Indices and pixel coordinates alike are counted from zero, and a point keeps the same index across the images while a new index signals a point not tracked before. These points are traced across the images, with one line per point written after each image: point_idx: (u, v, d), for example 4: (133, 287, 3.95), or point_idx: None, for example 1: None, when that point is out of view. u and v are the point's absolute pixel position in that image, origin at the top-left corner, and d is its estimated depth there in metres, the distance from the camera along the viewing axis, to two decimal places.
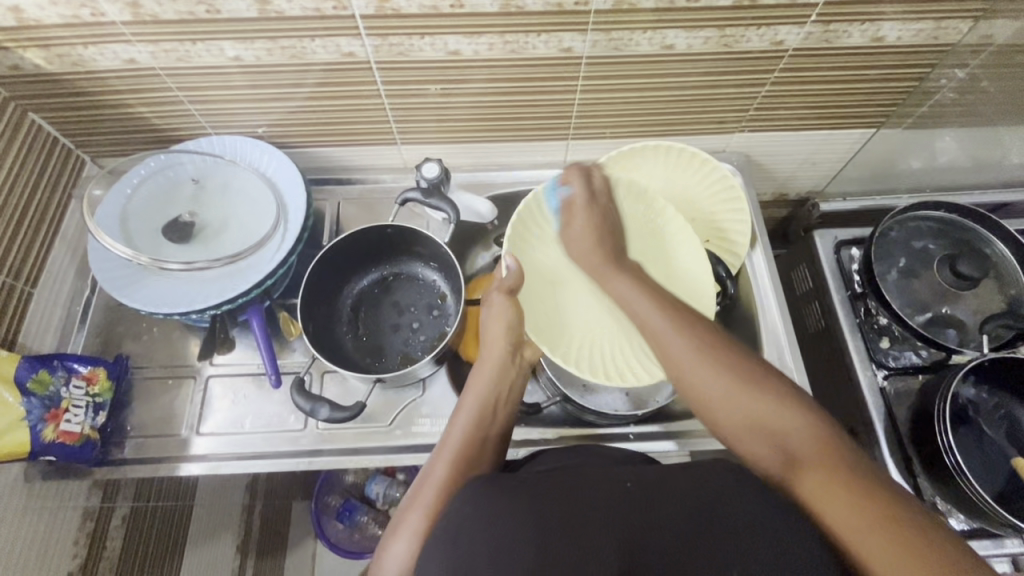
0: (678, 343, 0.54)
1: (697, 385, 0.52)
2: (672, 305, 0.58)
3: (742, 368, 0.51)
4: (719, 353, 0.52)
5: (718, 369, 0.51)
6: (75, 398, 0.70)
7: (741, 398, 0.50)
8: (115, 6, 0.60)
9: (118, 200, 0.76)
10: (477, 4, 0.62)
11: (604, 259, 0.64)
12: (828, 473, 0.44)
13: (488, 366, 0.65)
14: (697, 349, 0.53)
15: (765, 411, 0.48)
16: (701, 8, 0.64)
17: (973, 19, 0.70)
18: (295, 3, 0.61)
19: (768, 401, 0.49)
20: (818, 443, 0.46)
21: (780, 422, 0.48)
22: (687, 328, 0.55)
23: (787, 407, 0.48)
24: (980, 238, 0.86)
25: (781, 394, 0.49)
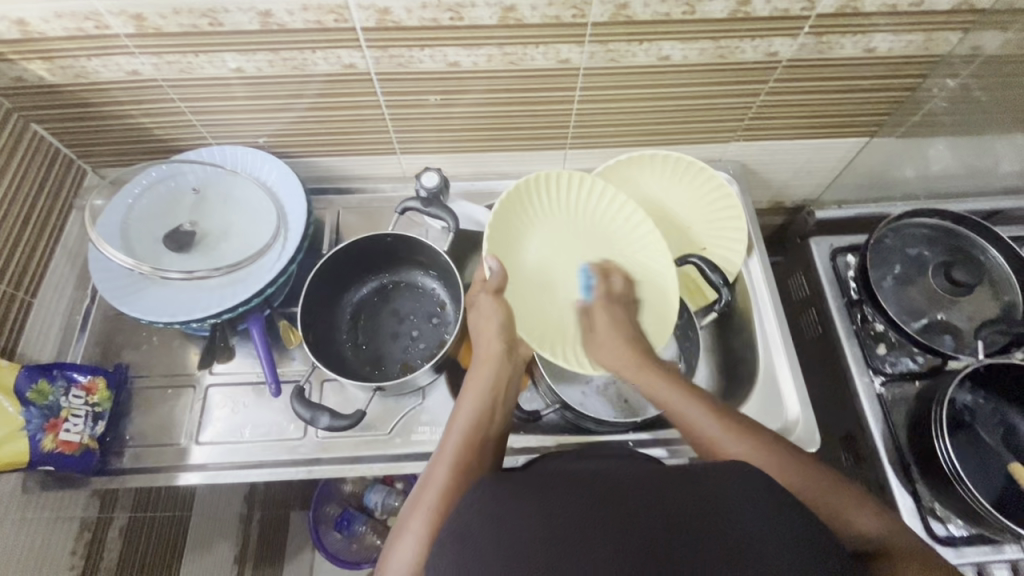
0: (740, 446, 0.55)
1: (769, 482, 0.54)
2: (714, 403, 0.59)
3: (791, 458, 0.54)
4: (774, 444, 0.55)
5: (792, 465, 0.53)
6: (74, 407, 0.70)
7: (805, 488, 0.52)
8: (119, 19, 0.61)
9: (119, 210, 0.76)
10: (476, 17, 0.63)
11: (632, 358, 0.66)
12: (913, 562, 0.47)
13: (486, 365, 0.66)
14: (746, 445, 0.55)
15: (836, 508, 0.52)
16: (696, 21, 0.65)
17: (963, 31, 0.72)
18: (297, 16, 0.62)
19: (840, 500, 0.52)
20: (893, 537, 0.49)
21: (847, 515, 0.51)
22: (744, 431, 0.56)
23: (858, 505, 0.52)
24: (973, 245, 0.87)
25: (850, 495, 0.52)
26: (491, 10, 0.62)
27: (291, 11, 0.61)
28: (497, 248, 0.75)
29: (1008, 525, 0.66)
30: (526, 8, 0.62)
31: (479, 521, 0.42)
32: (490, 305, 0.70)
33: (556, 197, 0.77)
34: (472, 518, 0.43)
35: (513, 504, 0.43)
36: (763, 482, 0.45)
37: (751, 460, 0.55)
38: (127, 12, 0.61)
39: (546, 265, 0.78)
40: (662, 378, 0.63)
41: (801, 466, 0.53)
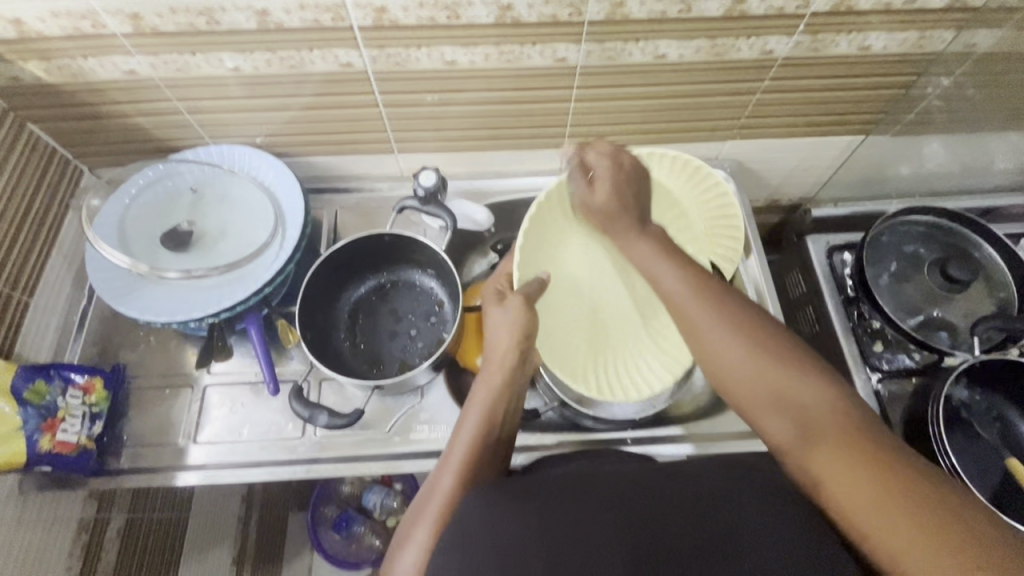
0: (703, 311, 0.52)
1: (720, 355, 0.50)
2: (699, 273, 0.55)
3: (763, 334, 0.50)
4: (742, 315, 0.51)
5: (740, 331, 0.50)
6: (72, 407, 0.70)
7: (763, 365, 0.48)
8: (116, 18, 0.61)
9: (116, 210, 0.76)
10: (473, 16, 0.63)
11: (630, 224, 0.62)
12: (846, 441, 0.43)
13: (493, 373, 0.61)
14: (715, 312, 0.52)
15: (781, 380, 0.47)
16: (692, 19, 0.66)
17: (956, 29, 0.72)
18: (294, 15, 0.62)
19: (785, 369, 0.48)
20: (839, 414, 0.45)
21: (802, 397, 0.46)
22: (712, 300, 0.53)
23: (805, 376, 0.47)
24: (969, 242, 0.88)
25: (802, 364, 0.48)
26: (488, 8, 0.62)
27: (288, 10, 0.61)
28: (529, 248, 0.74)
29: (1004, 519, 0.67)
30: (523, 7, 0.62)
31: (477, 524, 0.42)
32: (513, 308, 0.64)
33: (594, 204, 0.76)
34: (472, 521, 0.43)
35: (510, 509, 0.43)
36: (763, 480, 0.45)
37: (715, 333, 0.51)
38: (124, 12, 0.61)
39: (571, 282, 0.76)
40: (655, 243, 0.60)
41: (761, 337, 0.50)
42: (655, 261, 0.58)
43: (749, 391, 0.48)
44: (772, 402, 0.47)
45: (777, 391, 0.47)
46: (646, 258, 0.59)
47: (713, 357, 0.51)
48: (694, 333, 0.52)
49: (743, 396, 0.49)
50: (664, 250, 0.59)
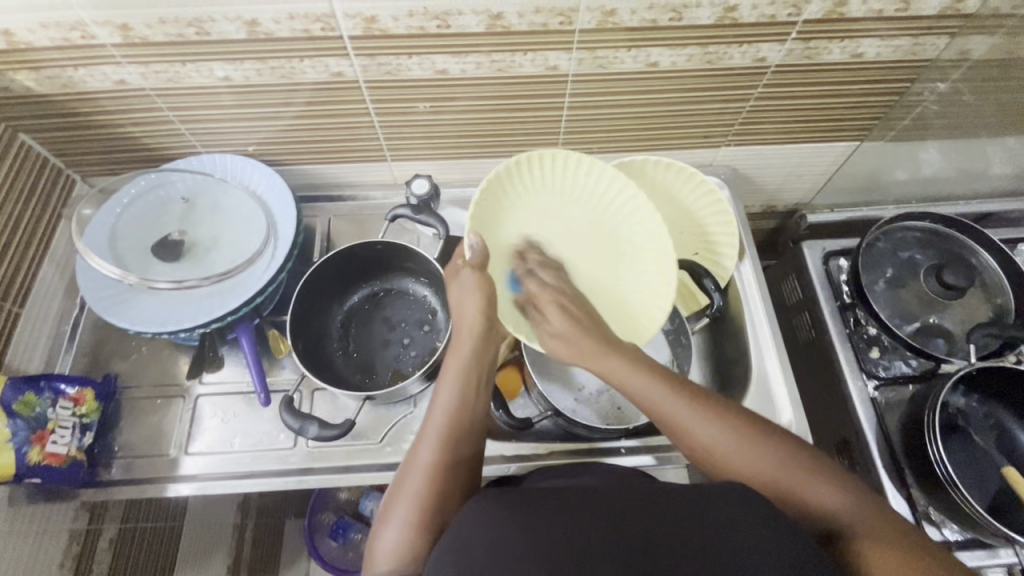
0: (722, 441, 0.54)
1: (733, 469, 0.53)
2: (695, 391, 0.57)
3: (767, 441, 0.54)
4: (748, 433, 0.54)
5: (750, 444, 0.53)
6: (62, 418, 0.69)
7: (779, 479, 0.52)
8: (105, 29, 0.61)
9: (107, 219, 0.76)
10: (463, 25, 0.63)
11: (595, 340, 0.62)
12: (874, 537, 0.47)
13: (465, 340, 0.63)
14: (722, 431, 0.54)
15: (803, 486, 0.51)
16: (683, 28, 0.65)
17: (949, 35, 0.72)
18: (284, 24, 0.62)
19: (795, 473, 0.52)
20: (855, 511, 0.50)
21: (813, 500, 0.51)
22: (716, 413, 0.55)
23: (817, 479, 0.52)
24: (964, 247, 0.88)
25: (811, 469, 0.52)
26: (478, 17, 0.62)
27: (278, 20, 0.61)
28: (479, 226, 0.70)
29: (1001, 530, 0.66)
30: (514, 16, 0.62)
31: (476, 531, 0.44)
32: (469, 280, 0.64)
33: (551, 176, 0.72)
34: (472, 531, 0.44)
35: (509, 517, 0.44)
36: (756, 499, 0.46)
37: (725, 446, 0.54)
38: (114, 22, 0.60)
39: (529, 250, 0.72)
40: (626, 359, 0.60)
41: (771, 449, 0.53)
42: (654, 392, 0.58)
43: (778, 503, 0.52)
44: (793, 504, 0.51)
45: (797, 496, 0.51)
46: (637, 381, 0.58)
47: (728, 470, 0.54)
48: (718, 465, 0.54)
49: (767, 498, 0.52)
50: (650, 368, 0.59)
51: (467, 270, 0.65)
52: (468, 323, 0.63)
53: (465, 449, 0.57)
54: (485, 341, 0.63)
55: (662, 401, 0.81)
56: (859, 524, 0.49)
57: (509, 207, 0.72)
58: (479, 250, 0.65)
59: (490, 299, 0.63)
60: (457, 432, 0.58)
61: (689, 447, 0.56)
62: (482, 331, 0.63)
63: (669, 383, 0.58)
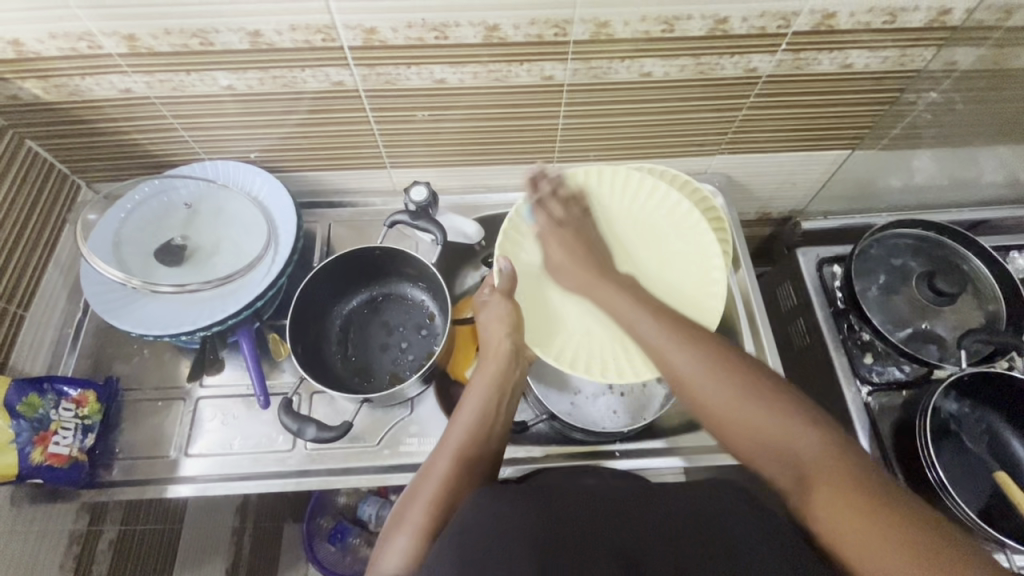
0: (696, 368, 0.55)
1: (705, 401, 0.54)
2: (678, 321, 0.59)
3: (743, 375, 0.54)
4: (731, 360, 0.55)
5: (721, 375, 0.54)
6: (64, 420, 0.70)
7: (743, 409, 0.52)
8: (112, 39, 0.63)
9: (111, 224, 0.77)
10: (460, 36, 0.65)
11: (591, 273, 0.67)
12: (833, 481, 0.47)
13: (491, 366, 0.68)
14: (698, 361, 0.55)
15: (779, 429, 0.51)
16: (675, 39, 0.67)
17: (936, 47, 0.73)
18: (286, 36, 0.63)
19: (762, 400, 0.52)
20: (837, 466, 0.48)
21: (787, 436, 0.50)
22: (691, 347, 0.57)
23: (794, 424, 0.50)
24: (956, 254, 0.89)
25: (786, 405, 0.52)
26: (475, 29, 0.64)
27: (280, 31, 0.63)
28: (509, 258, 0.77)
29: (991, 533, 0.67)
30: (509, 27, 0.64)
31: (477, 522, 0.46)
32: (496, 305, 0.72)
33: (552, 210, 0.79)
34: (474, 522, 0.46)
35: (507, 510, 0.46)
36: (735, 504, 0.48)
37: (700, 380, 0.55)
38: (120, 33, 0.62)
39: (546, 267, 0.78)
40: (623, 293, 0.64)
41: (765, 390, 0.53)
42: (655, 338, 0.59)
43: (741, 437, 0.52)
44: (753, 439, 0.52)
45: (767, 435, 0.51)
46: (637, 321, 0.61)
47: (695, 393, 0.55)
48: (692, 385, 0.55)
49: (723, 424, 0.53)
50: (641, 302, 0.62)
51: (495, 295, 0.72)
52: (497, 349, 0.69)
53: (477, 469, 0.60)
54: (513, 360, 0.69)
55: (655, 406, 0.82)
56: (823, 469, 0.48)
57: (532, 235, 0.78)
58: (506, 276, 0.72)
59: (515, 325, 0.70)
60: (471, 449, 0.61)
61: (666, 371, 0.58)
62: (509, 355, 0.69)
63: (652, 317, 0.60)
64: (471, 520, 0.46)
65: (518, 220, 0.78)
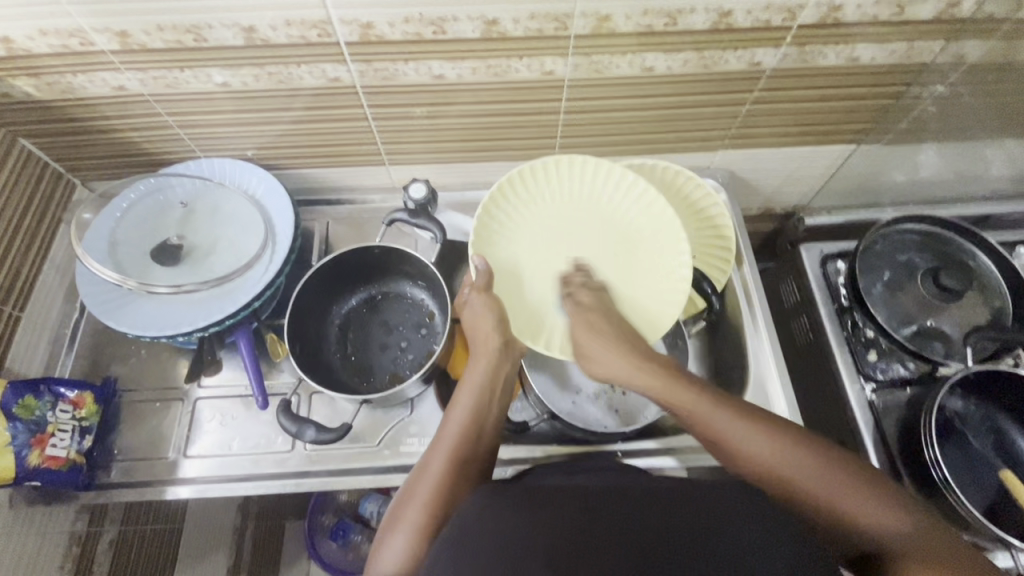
0: (768, 443, 0.56)
1: (788, 482, 0.55)
2: (737, 401, 0.60)
3: (818, 455, 0.56)
4: (783, 438, 0.57)
5: (800, 455, 0.55)
6: (61, 422, 0.70)
7: (829, 488, 0.54)
8: (104, 36, 0.62)
9: (106, 223, 0.76)
10: (459, 31, 0.63)
11: (626, 356, 0.65)
12: (924, 558, 0.48)
13: (479, 365, 0.67)
14: (775, 447, 0.56)
15: (852, 498, 0.53)
16: (677, 33, 0.66)
17: (944, 40, 0.72)
18: (281, 31, 0.62)
19: (841, 484, 0.54)
20: (924, 542, 0.50)
21: (869, 514, 0.52)
22: (763, 428, 0.57)
23: (860, 490, 0.53)
24: (963, 251, 0.88)
25: (863, 485, 0.54)
26: (473, 24, 0.63)
27: (275, 26, 0.61)
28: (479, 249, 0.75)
29: (996, 533, 0.66)
30: (508, 22, 0.62)
31: (476, 523, 0.46)
32: (477, 303, 0.71)
33: (522, 197, 0.76)
34: (473, 525, 0.46)
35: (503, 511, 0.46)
36: (742, 503, 0.47)
37: (778, 460, 0.56)
38: (112, 29, 0.61)
39: (519, 259, 0.76)
40: (671, 370, 0.64)
41: (834, 467, 0.55)
42: (710, 410, 0.59)
43: (805, 501, 0.54)
44: (843, 522, 0.53)
45: (851, 514, 0.52)
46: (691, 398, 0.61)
47: (773, 480, 0.56)
48: (772, 475, 0.56)
49: (810, 506, 0.54)
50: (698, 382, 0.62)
51: (473, 291, 0.72)
52: (484, 349, 0.68)
53: (472, 468, 0.60)
54: (505, 356, 0.68)
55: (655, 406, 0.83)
56: (914, 547, 0.49)
57: (501, 226, 0.76)
58: (480, 271, 0.71)
59: (501, 318, 0.69)
60: (465, 448, 0.60)
61: (736, 459, 0.58)
62: (499, 350, 0.68)
63: (707, 403, 0.60)
64: (468, 520, 0.46)
65: (487, 220, 0.76)
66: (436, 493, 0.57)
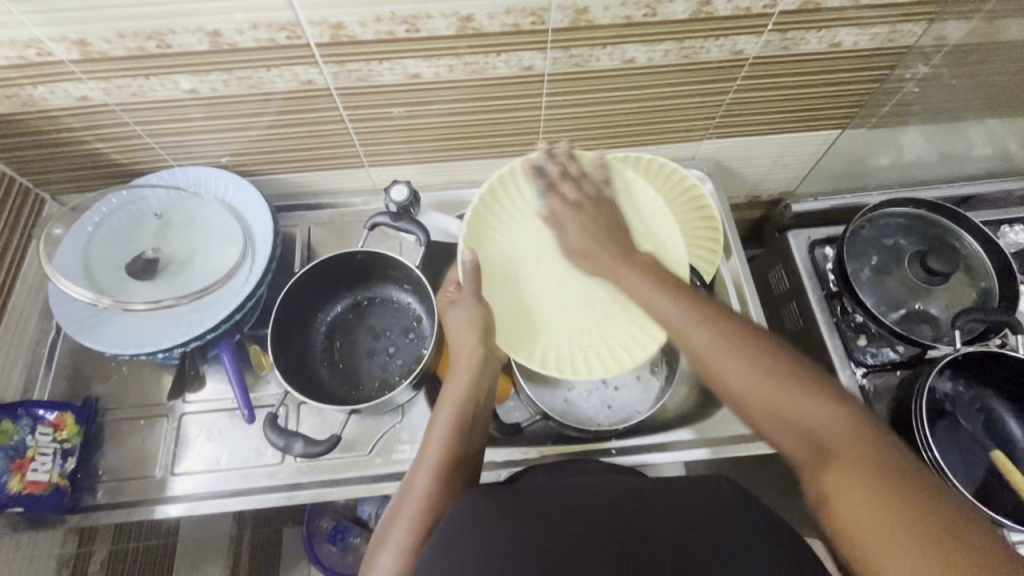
0: (750, 363, 0.48)
1: (726, 374, 0.49)
2: (689, 293, 0.54)
3: (767, 343, 0.49)
4: (755, 350, 0.49)
5: (739, 340, 0.49)
6: (42, 445, 0.68)
7: (777, 383, 0.47)
8: (62, 45, 0.59)
9: (78, 240, 0.74)
10: (433, 28, 0.61)
11: (615, 257, 0.59)
12: (852, 465, 0.42)
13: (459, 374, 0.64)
14: (716, 333, 0.50)
15: (803, 405, 0.46)
16: (658, 23, 0.64)
17: (926, 22, 0.71)
18: (248, 34, 0.60)
19: (790, 377, 0.47)
20: (860, 445, 0.43)
21: (807, 412, 0.46)
22: (709, 317, 0.51)
23: (819, 394, 0.46)
24: (950, 233, 0.87)
25: (810, 380, 0.47)
26: (448, 20, 0.61)
27: (241, 29, 0.59)
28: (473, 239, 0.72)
29: (987, 513, 0.67)
30: (484, 17, 0.61)
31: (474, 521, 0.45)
32: (466, 305, 0.67)
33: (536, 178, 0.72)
34: (469, 523, 0.45)
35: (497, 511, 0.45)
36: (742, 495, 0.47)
37: (721, 346, 0.50)
38: (69, 38, 0.58)
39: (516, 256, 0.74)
40: (648, 280, 0.56)
41: (775, 356, 0.48)
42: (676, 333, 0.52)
43: (771, 415, 0.47)
44: (769, 410, 0.47)
45: (796, 416, 0.46)
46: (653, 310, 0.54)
47: (713, 368, 0.50)
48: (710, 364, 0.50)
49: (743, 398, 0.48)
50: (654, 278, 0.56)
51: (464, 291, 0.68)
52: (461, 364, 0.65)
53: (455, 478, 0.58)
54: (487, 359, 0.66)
55: (648, 401, 0.83)
56: (850, 451, 0.43)
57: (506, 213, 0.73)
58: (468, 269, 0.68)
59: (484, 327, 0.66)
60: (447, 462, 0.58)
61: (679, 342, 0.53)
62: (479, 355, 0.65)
63: (663, 299, 0.54)
64: (465, 519, 0.46)
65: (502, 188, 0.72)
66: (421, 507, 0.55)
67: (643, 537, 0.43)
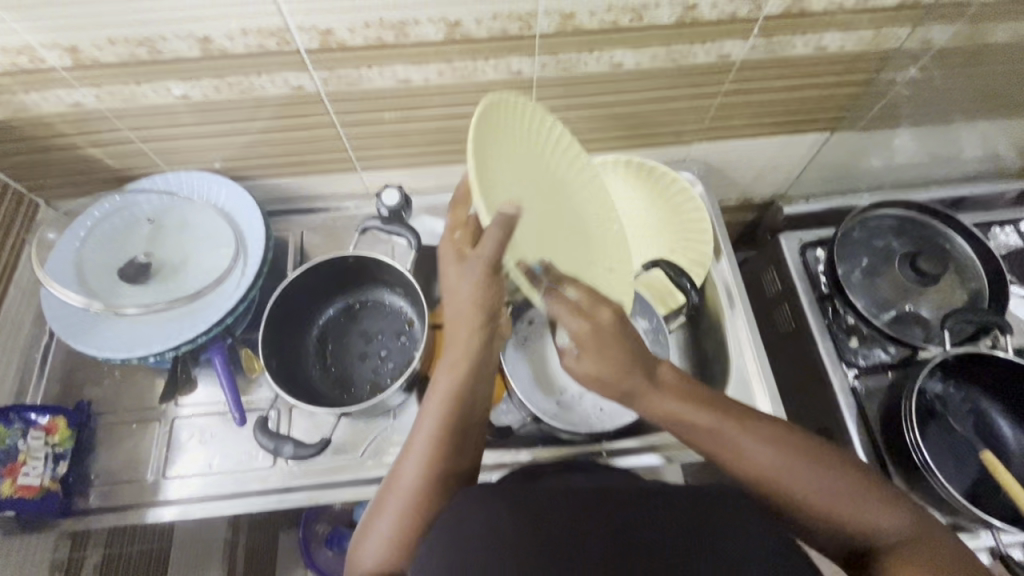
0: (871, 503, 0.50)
1: (784, 486, 0.51)
2: (725, 406, 0.55)
3: (810, 446, 0.53)
4: (803, 458, 0.52)
5: (787, 451, 0.52)
6: (33, 450, 0.68)
7: (830, 487, 0.51)
8: (53, 52, 0.60)
9: (72, 246, 0.74)
10: (422, 34, 0.62)
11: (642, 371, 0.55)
12: (904, 556, 0.48)
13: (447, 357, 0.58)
14: (769, 452, 0.52)
15: (859, 507, 0.50)
16: (644, 27, 0.65)
17: (912, 25, 0.72)
18: (237, 40, 0.60)
19: (839, 479, 0.51)
20: (911, 534, 0.49)
21: (864, 515, 0.50)
22: (756, 432, 0.53)
23: (881, 500, 0.51)
24: (940, 235, 0.88)
25: (856, 478, 0.52)
26: (436, 26, 0.61)
27: (231, 36, 0.60)
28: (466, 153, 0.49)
29: (978, 514, 0.67)
30: (471, 23, 0.61)
31: (460, 518, 0.45)
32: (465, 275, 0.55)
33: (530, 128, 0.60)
34: (457, 524, 0.44)
35: (484, 508, 0.45)
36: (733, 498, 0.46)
37: (776, 460, 0.52)
38: (61, 45, 0.59)
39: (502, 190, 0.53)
40: (687, 402, 0.55)
41: (821, 459, 0.52)
42: (784, 464, 0.52)
43: (829, 517, 0.51)
44: (831, 515, 0.50)
45: (851, 521, 0.50)
46: (747, 444, 0.53)
47: (770, 483, 0.52)
48: (761, 477, 0.52)
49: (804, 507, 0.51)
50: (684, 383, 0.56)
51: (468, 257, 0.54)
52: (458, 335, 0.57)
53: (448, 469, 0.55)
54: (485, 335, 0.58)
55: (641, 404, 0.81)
56: (904, 544, 0.49)
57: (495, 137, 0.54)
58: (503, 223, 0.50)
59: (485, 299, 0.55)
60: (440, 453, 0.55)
61: (732, 462, 0.53)
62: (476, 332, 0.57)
63: (710, 414, 0.54)
64: (453, 517, 0.45)
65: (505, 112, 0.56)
66: (409, 500, 0.54)
67: (634, 538, 0.42)
